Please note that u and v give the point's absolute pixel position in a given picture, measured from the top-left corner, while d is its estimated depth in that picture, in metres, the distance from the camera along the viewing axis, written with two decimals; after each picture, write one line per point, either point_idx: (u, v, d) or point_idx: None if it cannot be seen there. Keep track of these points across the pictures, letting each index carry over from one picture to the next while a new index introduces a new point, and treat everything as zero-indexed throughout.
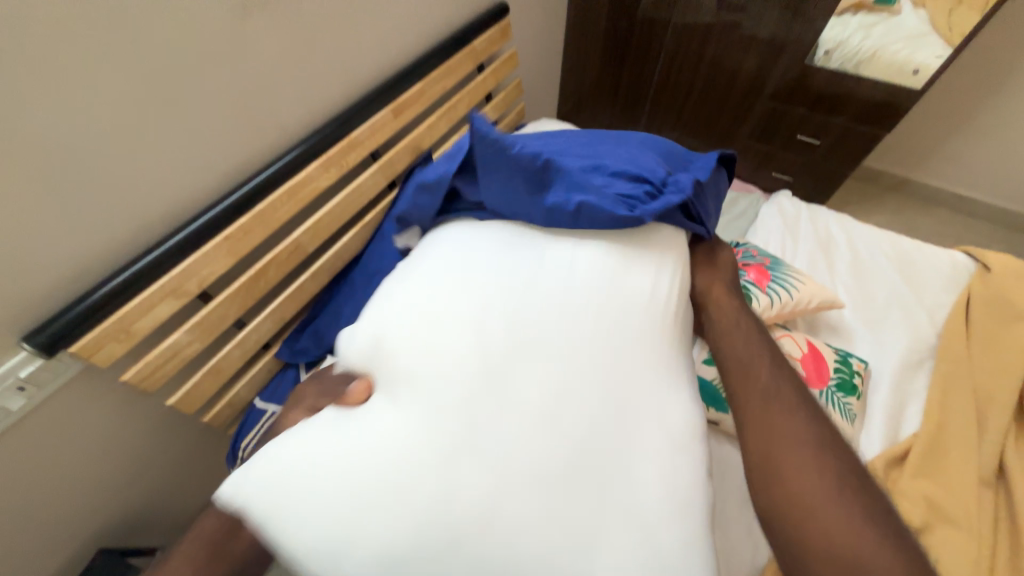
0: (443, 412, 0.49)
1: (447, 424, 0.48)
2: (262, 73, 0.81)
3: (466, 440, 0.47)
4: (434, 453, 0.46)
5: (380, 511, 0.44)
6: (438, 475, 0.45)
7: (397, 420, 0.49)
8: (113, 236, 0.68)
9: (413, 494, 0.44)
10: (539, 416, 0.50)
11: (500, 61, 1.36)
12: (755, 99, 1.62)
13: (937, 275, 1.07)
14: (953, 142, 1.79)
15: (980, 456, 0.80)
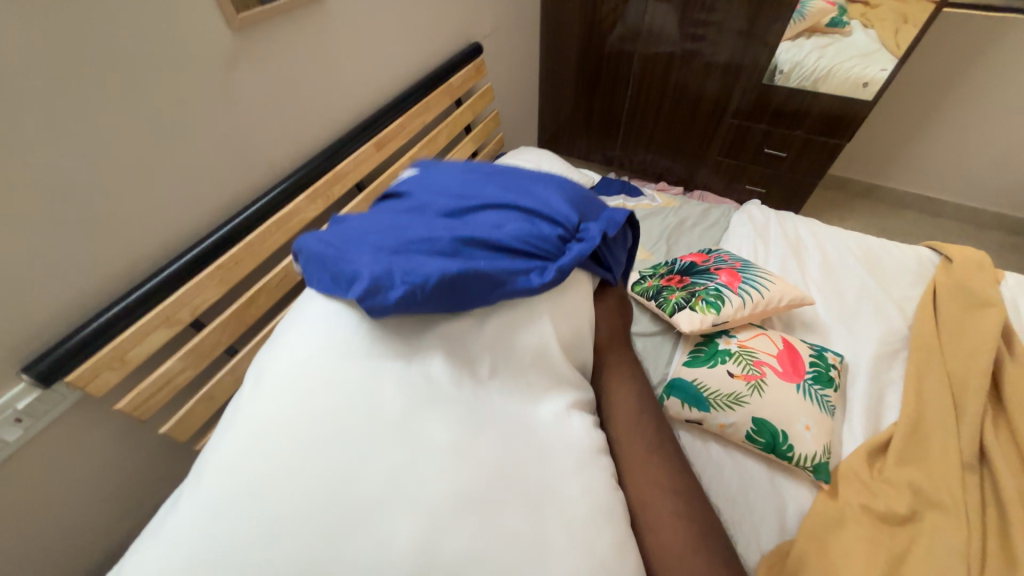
0: (313, 442, 0.44)
1: (317, 454, 0.43)
2: (250, 115, 0.88)
3: (338, 471, 0.42)
4: (330, 491, 0.41)
5: (268, 559, 0.38)
6: (302, 513, 0.40)
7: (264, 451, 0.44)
8: (111, 270, 0.72)
9: (303, 535, 0.39)
10: (425, 438, 0.45)
11: (477, 96, 1.46)
12: (720, 119, 1.72)
13: (903, 270, 1.12)
14: (912, 148, 1.88)
15: (960, 440, 0.80)
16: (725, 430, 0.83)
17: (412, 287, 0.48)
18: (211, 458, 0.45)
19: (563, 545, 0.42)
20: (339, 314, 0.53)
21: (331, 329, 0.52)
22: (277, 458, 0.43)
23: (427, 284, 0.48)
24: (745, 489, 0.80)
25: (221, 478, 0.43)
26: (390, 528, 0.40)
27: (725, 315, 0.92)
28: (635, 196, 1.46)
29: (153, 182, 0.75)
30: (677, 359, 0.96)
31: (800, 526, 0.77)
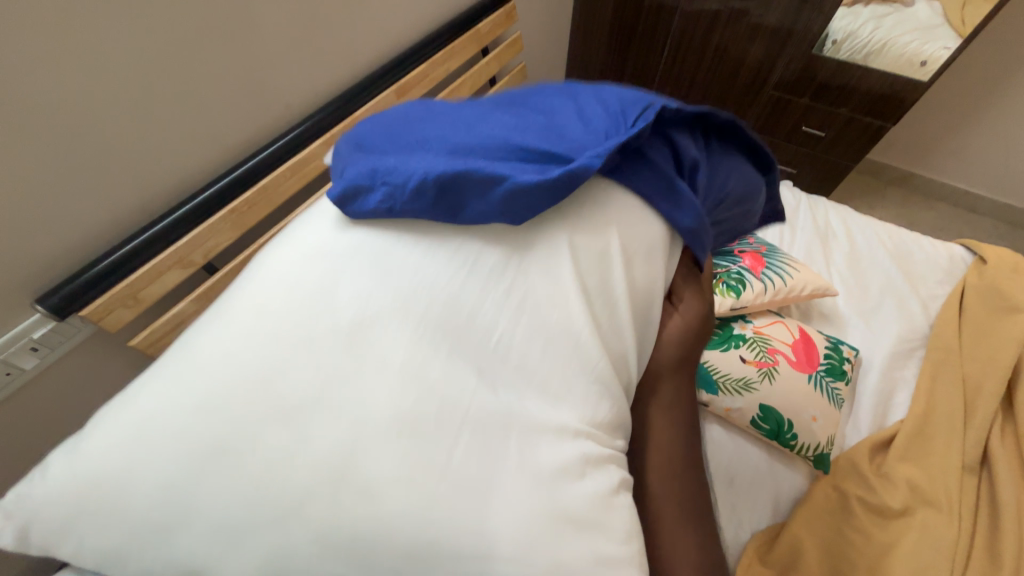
0: (279, 375, 0.41)
1: (282, 385, 0.41)
2: (266, 49, 0.82)
3: (306, 398, 0.40)
4: (288, 417, 0.40)
5: (247, 469, 0.39)
6: (260, 440, 0.39)
7: (218, 371, 0.42)
8: (121, 206, 0.70)
9: (219, 505, 0.38)
10: (392, 384, 0.40)
11: (505, 44, 1.37)
12: (759, 89, 1.61)
13: (933, 267, 1.08)
14: (958, 136, 1.78)
15: (965, 444, 0.80)
16: (729, 414, 0.83)
17: (393, 187, 0.46)
18: (178, 356, 0.45)
19: (526, 513, 0.38)
20: (300, 263, 0.48)
21: (305, 261, 0.49)
22: (235, 376, 0.42)
23: (405, 186, 0.45)
24: (743, 473, 0.81)
25: (186, 381, 0.42)
26: (375, 461, 0.38)
27: (745, 300, 0.90)
28: None
29: (166, 116, 0.72)
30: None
31: (792, 511, 0.79)
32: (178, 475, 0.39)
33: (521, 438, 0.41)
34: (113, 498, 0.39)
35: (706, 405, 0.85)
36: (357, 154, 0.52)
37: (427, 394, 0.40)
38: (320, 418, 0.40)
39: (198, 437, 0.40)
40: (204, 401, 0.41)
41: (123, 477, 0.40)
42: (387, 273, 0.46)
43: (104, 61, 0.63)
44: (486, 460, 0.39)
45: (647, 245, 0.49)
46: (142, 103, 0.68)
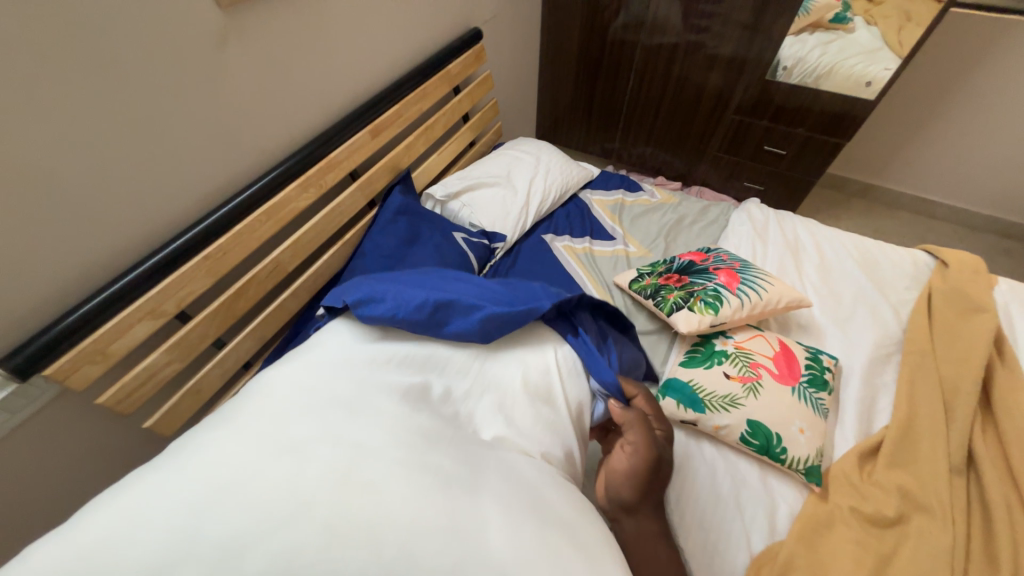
0: (294, 426, 0.48)
1: (297, 432, 0.47)
2: (239, 99, 0.84)
3: (319, 437, 0.47)
4: (302, 451, 0.45)
5: (260, 496, 0.41)
6: (275, 470, 0.43)
7: (235, 433, 0.47)
8: (90, 259, 0.69)
9: (227, 531, 0.38)
10: (396, 427, 0.50)
11: (477, 83, 1.43)
12: (721, 113, 1.70)
13: (900, 273, 1.12)
14: (910, 148, 1.88)
15: (949, 445, 0.81)
16: (718, 432, 0.83)
17: (402, 303, 0.63)
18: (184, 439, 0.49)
19: (515, 518, 0.46)
20: (309, 365, 0.59)
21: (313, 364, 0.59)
22: (252, 433, 0.47)
23: (414, 301, 0.63)
24: (737, 491, 0.80)
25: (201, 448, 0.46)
26: (384, 478, 0.44)
27: (723, 316, 0.92)
28: (634, 191, 1.45)
29: (137, 168, 0.72)
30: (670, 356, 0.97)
31: (790, 529, 0.76)
32: (193, 509, 0.40)
33: (507, 468, 0.52)
34: (103, 565, 0.36)
35: (694, 423, 0.85)
36: (369, 284, 0.69)
37: (426, 435, 0.51)
38: (332, 449, 0.46)
39: (215, 475, 0.43)
40: (221, 453, 0.45)
41: (122, 533, 0.38)
42: (387, 366, 0.59)
43: (73, 117, 0.63)
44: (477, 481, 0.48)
45: (573, 364, 0.69)
46: (112, 157, 0.69)
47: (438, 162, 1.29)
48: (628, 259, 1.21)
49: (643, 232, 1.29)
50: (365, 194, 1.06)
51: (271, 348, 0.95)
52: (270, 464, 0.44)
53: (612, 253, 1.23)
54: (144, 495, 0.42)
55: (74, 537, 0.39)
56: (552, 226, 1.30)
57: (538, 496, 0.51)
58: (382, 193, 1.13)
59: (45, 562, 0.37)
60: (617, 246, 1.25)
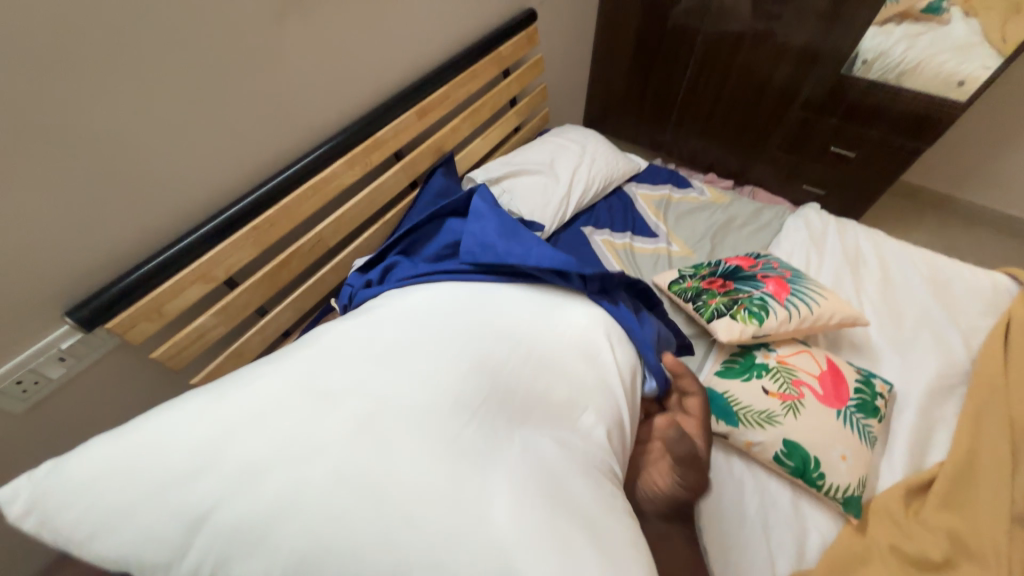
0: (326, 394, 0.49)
1: (327, 401, 0.48)
2: (294, 74, 0.86)
3: (344, 409, 0.47)
4: (320, 419, 0.46)
5: (258, 457, 0.43)
6: (289, 431, 0.45)
7: (276, 386, 0.50)
8: (150, 222, 0.73)
9: (237, 471, 0.43)
10: (419, 407, 0.49)
11: (527, 66, 1.39)
12: (785, 109, 1.58)
13: (975, 297, 1.02)
14: (1002, 159, 1.69)
15: (1015, 492, 0.73)
16: (751, 448, 0.79)
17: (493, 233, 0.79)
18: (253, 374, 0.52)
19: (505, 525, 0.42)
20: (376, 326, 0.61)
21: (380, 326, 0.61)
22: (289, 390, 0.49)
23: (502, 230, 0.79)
24: (764, 511, 0.77)
25: (249, 390, 0.49)
26: (381, 465, 0.44)
27: (768, 328, 0.87)
28: (682, 188, 1.39)
29: (197, 138, 0.75)
30: (701, 366, 0.93)
31: (820, 558, 0.72)
32: (210, 447, 0.44)
33: (527, 461, 0.49)
34: (143, 473, 0.43)
35: (725, 436, 0.82)
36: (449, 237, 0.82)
37: (444, 416, 0.49)
38: (349, 422, 0.46)
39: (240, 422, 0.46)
40: (265, 401, 0.48)
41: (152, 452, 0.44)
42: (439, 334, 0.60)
43: (140, 85, 0.66)
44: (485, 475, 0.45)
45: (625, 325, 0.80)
46: (175, 126, 0.72)
47: (482, 146, 1.28)
48: (669, 259, 1.16)
49: (688, 232, 1.24)
50: (408, 175, 1.06)
51: (309, 320, 0.99)
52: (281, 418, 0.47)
53: (653, 251, 1.19)
54: (182, 419, 0.46)
55: (141, 430, 0.46)
56: (593, 218, 1.27)
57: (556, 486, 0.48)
58: (424, 175, 1.14)
59: (99, 458, 0.44)
60: (659, 244, 1.20)
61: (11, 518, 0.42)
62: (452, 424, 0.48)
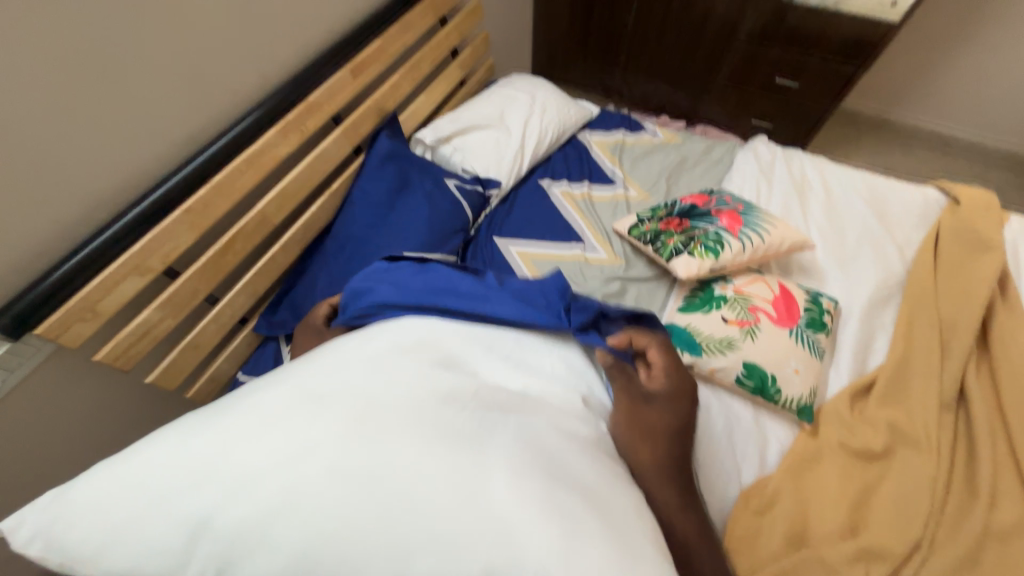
0: (351, 448, 0.42)
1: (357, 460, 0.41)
2: (205, 36, 0.77)
3: (373, 472, 0.40)
4: (358, 480, 0.40)
5: (279, 543, 0.38)
6: (286, 518, 0.39)
7: (279, 439, 0.42)
8: (66, 215, 0.66)
9: (288, 540, 0.38)
10: (449, 464, 0.42)
11: (465, 13, 1.31)
12: (730, 42, 1.57)
13: (908, 212, 1.08)
14: (931, 78, 1.77)
15: (943, 382, 0.82)
16: (715, 374, 0.83)
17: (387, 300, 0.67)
18: (244, 409, 0.46)
19: None
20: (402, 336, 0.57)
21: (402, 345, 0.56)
22: (277, 455, 0.41)
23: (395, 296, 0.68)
24: (730, 428, 0.81)
25: (249, 451, 0.42)
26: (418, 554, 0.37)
27: (723, 261, 0.90)
28: (636, 131, 1.38)
29: (102, 115, 0.67)
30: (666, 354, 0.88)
31: (780, 463, 0.79)
32: (181, 496, 0.40)
33: (562, 475, 0.45)
34: (123, 494, 0.41)
35: (691, 366, 0.85)
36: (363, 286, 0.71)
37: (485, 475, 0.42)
38: (371, 505, 0.39)
39: (281, 482, 0.40)
40: (275, 457, 0.41)
41: (133, 518, 0.40)
42: (449, 373, 0.52)
43: (21, 55, 0.58)
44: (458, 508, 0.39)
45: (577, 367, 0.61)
46: (72, 103, 0.64)
47: (426, 104, 1.21)
48: (627, 204, 1.16)
49: (644, 176, 1.24)
50: (350, 140, 1.00)
51: (266, 304, 0.96)
52: (311, 472, 0.40)
53: (611, 198, 1.19)
54: (172, 454, 0.43)
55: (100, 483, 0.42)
56: (549, 170, 1.25)
57: (572, 484, 0.44)
58: (369, 139, 1.07)
59: (110, 483, 0.42)
60: (617, 190, 1.20)
61: (16, 545, 0.41)
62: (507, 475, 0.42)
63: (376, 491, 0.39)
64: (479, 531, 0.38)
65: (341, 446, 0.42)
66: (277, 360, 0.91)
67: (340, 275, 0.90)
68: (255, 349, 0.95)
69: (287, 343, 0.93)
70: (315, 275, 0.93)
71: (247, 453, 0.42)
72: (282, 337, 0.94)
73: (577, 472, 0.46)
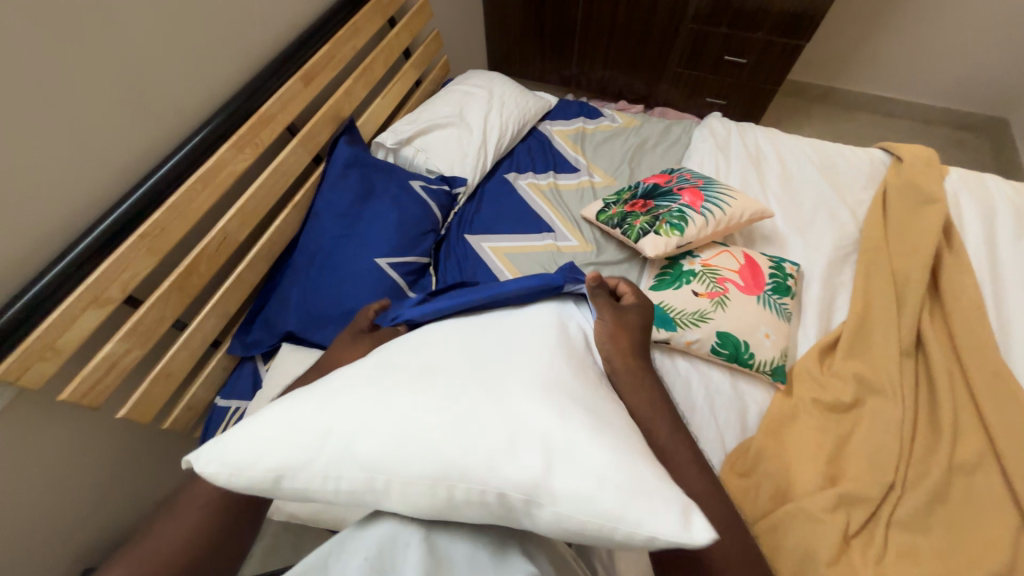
0: (506, 405, 0.45)
1: (529, 449, 0.41)
2: (141, 53, 0.74)
3: (558, 444, 0.42)
4: (542, 445, 0.41)
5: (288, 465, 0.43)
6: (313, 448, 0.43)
7: (415, 408, 0.44)
8: (13, 253, 0.63)
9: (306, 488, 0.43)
10: (563, 427, 0.43)
11: (413, 13, 1.30)
12: (678, 23, 1.60)
13: (857, 173, 1.14)
14: (871, 44, 1.85)
15: (901, 331, 0.87)
16: (691, 347, 0.86)
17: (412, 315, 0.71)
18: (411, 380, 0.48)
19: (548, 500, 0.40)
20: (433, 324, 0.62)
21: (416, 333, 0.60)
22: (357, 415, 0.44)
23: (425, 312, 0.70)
24: (705, 403, 0.83)
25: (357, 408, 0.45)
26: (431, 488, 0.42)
27: (689, 237, 0.93)
28: (595, 118, 1.39)
29: (36, 145, 0.64)
30: None
31: (759, 424, 0.82)
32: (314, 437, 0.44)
33: (561, 423, 0.43)
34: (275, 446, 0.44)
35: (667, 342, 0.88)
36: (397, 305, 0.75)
37: (593, 455, 0.41)
38: (482, 464, 0.41)
39: (416, 447, 0.42)
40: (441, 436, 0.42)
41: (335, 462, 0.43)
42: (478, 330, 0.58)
43: None
44: (563, 448, 0.41)
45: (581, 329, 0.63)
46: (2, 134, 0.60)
47: (383, 107, 1.20)
48: (593, 191, 1.18)
49: (607, 162, 1.26)
50: (308, 150, 0.98)
51: (237, 325, 0.94)
52: (483, 451, 0.41)
53: (576, 185, 1.20)
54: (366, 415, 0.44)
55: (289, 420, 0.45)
56: (514, 164, 1.26)
57: (587, 452, 0.41)
58: (327, 147, 1.06)
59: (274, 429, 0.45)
60: (581, 177, 1.22)
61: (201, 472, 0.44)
62: (571, 456, 0.41)
63: (546, 445, 0.41)
64: (504, 464, 0.41)
65: (524, 423, 0.43)
66: (256, 380, 0.89)
67: (314, 284, 0.89)
68: (231, 372, 0.93)
69: (265, 362, 0.92)
70: (286, 290, 0.91)
71: (452, 437, 0.42)
72: (259, 356, 0.92)
73: (563, 381, 0.48)
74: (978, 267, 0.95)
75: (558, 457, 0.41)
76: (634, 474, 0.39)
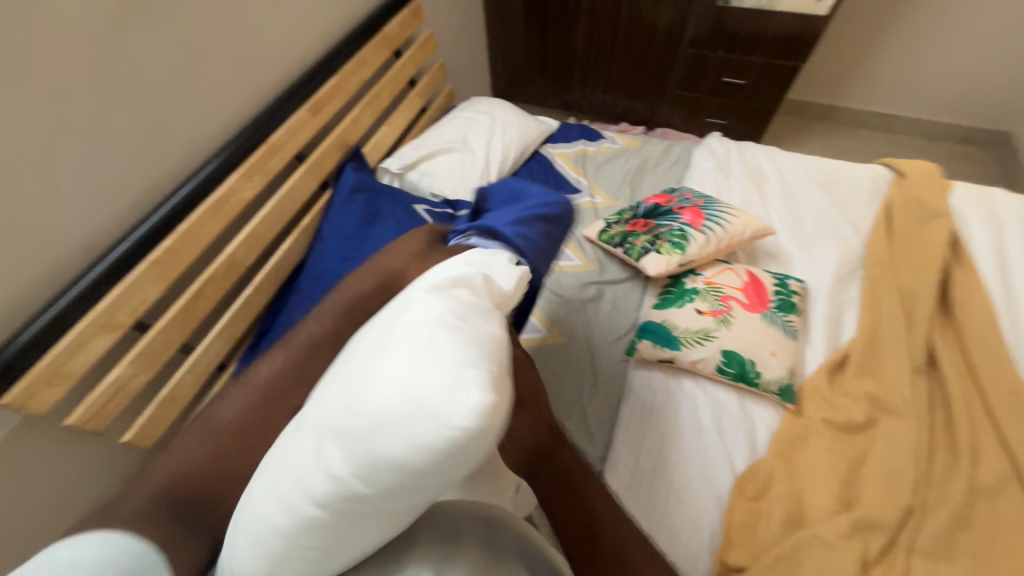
0: (327, 400, 0.36)
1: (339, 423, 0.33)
2: (157, 89, 0.78)
3: (355, 405, 0.32)
4: (345, 423, 0.32)
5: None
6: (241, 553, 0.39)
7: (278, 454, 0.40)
8: (27, 279, 0.65)
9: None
10: (371, 380, 0.33)
11: (418, 45, 1.35)
12: (676, 48, 1.65)
13: (859, 189, 1.14)
14: (869, 63, 1.87)
15: (911, 348, 0.85)
16: (696, 366, 0.85)
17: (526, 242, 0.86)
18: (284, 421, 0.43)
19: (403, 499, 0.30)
20: None
21: None
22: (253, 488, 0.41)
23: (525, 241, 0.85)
24: (717, 426, 0.82)
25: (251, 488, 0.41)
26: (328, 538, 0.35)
27: (690, 255, 0.93)
28: (595, 140, 1.41)
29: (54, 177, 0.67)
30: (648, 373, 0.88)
31: (769, 446, 0.80)
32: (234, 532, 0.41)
33: (368, 381, 0.34)
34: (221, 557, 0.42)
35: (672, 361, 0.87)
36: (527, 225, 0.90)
37: (396, 392, 0.30)
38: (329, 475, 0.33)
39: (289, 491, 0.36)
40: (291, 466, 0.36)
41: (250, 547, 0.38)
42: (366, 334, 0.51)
43: None
44: (364, 417, 0.31)
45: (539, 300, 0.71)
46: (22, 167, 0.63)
47: (388, 134, 1.23)
48: (595, 211, 1.19)
49: (608, 181, 1.27)
50: (315, 177, 1.01)
51: (243, 347, 0.95)
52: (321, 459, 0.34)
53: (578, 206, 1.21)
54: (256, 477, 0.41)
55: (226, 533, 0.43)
56: None
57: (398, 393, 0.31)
58: (334, 174, 1.09)
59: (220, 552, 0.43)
60: (583, 198, 1.23)
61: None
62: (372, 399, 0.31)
63: (353, 410, 0.32)
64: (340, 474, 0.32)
65: (334, 403, 0.35)
66: None
67: None
68: None
69: None
70: (290, 313, 0.92)
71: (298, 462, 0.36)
72: None
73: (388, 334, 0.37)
74: (989, 282, 0.94)
75: (371, 438, 0.30)
76: (434, 383, 0.29)
